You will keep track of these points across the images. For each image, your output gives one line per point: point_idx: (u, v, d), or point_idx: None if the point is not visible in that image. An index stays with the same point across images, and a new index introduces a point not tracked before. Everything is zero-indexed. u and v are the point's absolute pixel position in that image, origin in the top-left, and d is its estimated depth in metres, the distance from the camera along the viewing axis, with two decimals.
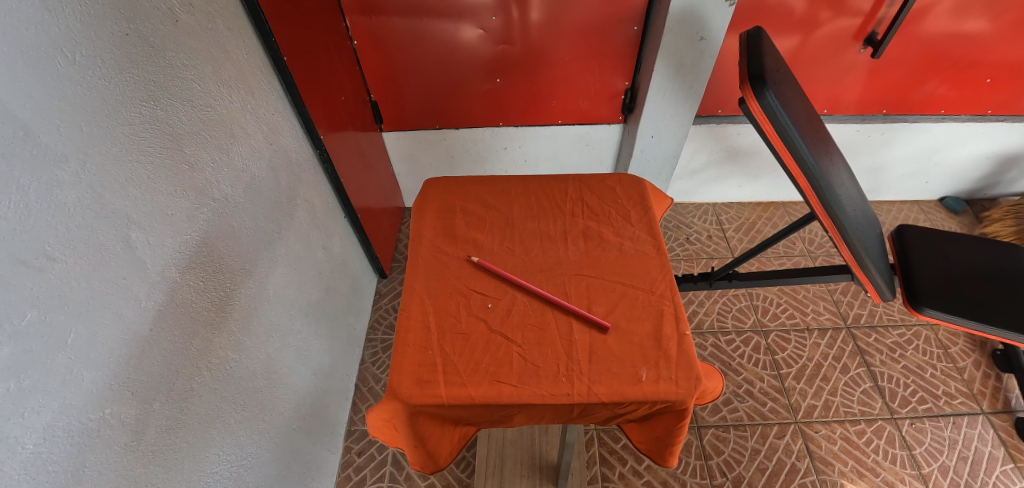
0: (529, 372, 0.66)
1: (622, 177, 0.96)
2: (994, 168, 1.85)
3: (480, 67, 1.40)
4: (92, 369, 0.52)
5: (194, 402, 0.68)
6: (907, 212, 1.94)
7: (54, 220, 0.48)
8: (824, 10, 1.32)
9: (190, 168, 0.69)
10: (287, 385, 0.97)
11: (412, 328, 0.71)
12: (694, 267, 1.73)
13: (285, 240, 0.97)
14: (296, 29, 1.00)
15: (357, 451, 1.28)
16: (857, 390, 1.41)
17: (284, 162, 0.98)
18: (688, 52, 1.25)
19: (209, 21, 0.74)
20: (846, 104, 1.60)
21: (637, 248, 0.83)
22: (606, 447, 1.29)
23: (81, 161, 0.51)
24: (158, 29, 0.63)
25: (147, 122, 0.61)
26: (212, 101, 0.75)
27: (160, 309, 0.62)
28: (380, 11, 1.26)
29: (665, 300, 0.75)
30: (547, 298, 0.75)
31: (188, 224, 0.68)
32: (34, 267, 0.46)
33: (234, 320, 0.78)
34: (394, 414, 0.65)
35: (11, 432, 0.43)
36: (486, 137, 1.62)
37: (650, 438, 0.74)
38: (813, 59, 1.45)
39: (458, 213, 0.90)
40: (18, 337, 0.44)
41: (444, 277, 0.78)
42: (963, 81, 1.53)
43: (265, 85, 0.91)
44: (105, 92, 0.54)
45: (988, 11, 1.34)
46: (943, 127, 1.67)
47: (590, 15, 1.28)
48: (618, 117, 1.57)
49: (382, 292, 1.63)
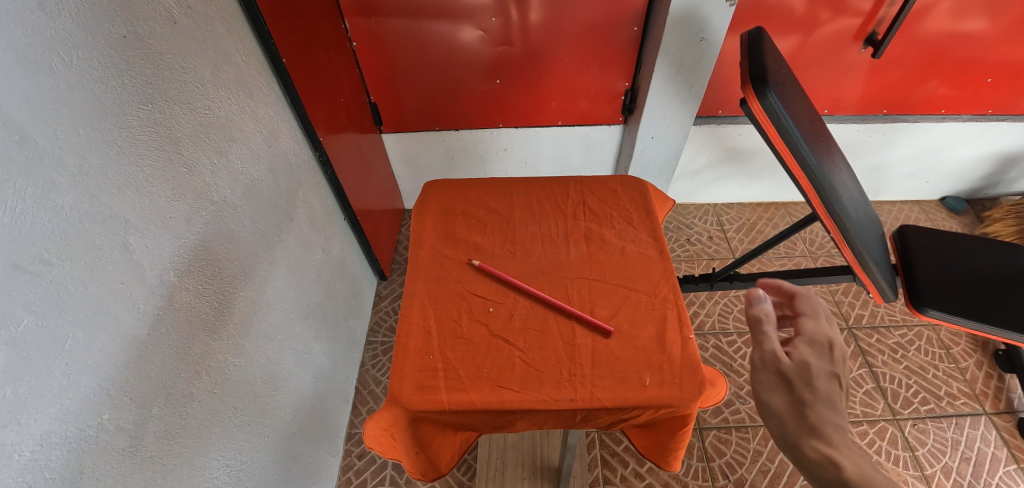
0: (532, 377, 0.66)
1: (623, 179, 0.96)
2: (995, 167, 1.85)
3: (480, 68, 1.40)
4: (91, 374, 0.51)
5: (193, 407, 0.67)
6: (907, 213, 1.94)
7: (52, 225, 0.48)
8: (824, 11, 1.32)
9: (188, 170, 0.68)
10: (286, 388, 0.96)
11: (414, 332, 0.71)
12: (694, 268, 1.73)
13: (284, 242, 0.97)
14: (295, 30, 1.00)
15: (357, 454, 1.27)
16: (858, 391, 1.41)
17: (283, 164, 0.97)
18: (688, 52, 1.25)
19: (207, 23, 0.74)
20: (847, 104, 1.60)
21: (640, 250, 0.83)
22: (606, 449, 1.29)
23: (79, 165, 0.51)
24: (157, 30, 0.63)
25: (146, 126, 0.61)
26: (211, 104, 0.74)
27: (159, 313, 0.61)
28: (379, 12, 1.25)
29: (668, 303, 0.74)
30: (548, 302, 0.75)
31: (186, 228, 0.67)
32: (31, 272, 0.45)
33: (233, 324, 0.78)
34: (393, 421, 0.64)
35: (9, 439, 0.43)
36: (486, 138, 1.62)
37: (652, 442, 0.74)
38: (814, 59, 1.45)
39: (459, 215, 0.89)
40: (14, 342, 0.44)
41: (446, 281, 0.78)
42: (963, 81, 1.53)
43: (264, 87, 0.91)
44: (104, 95, 0.54)
45: (988, 12, 1.34)
46: (943, 127, 1.67)
47: (590, 15, 1.27)
48: (618, 117, 1.56)
49: (382, 294, 1.62)
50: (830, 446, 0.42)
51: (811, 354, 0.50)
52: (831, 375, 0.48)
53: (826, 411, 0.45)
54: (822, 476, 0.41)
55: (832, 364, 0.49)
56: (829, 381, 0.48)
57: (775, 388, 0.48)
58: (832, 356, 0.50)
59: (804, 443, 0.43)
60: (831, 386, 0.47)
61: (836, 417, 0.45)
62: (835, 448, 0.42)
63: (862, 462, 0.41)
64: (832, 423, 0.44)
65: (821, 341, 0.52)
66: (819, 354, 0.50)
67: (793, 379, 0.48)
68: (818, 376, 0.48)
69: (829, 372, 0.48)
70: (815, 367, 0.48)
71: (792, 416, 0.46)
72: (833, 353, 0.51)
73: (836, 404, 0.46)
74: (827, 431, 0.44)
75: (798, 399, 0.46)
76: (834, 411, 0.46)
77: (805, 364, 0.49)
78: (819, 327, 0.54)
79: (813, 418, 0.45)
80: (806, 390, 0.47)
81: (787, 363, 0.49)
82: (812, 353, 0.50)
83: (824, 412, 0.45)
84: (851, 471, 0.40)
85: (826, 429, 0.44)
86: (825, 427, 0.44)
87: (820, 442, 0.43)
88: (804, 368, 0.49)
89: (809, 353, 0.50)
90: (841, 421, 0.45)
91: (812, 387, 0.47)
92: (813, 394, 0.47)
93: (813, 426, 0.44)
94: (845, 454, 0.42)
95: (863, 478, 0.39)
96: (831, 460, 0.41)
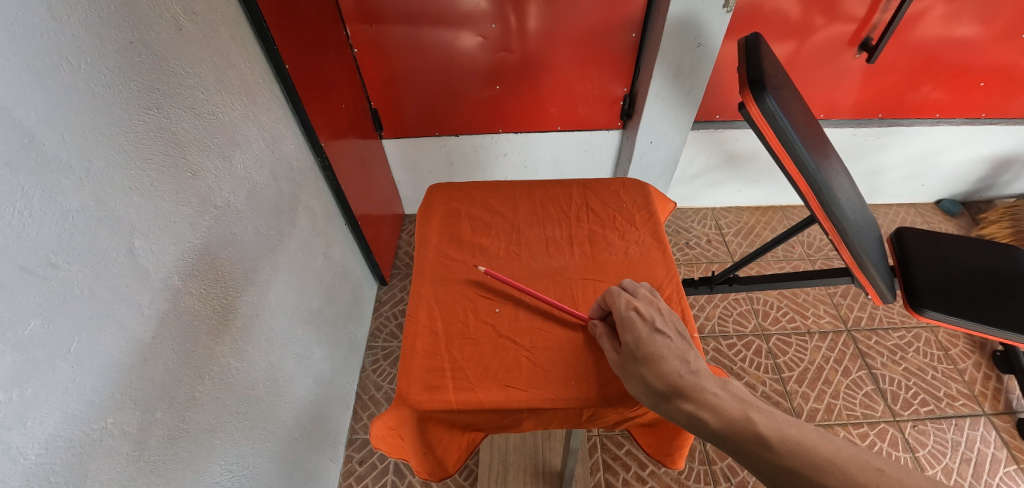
0: (538, 376, 0.66)
1: (625, 182, 0.97)
2: (988, 170, 1.87)
3: (479, 74, 1.41)
4: (96, 378, 0.51)
5: (196, 411, 0.67)
6: (903, 216, 1.96)
7: (57, 229, 0.48)
8: (818, 17, 1.34)
9: (193, 175, 0.68)
10: (287, 394, 0.95)
11: (420, 333, 0.71)
12: (693, 272, 1.73)
13: (285, 247, 0.97)
14: (296, 36, 1.01)
15: (358, 460, 1.27)
16: (858, 393, 1.41)
17: (286, 169, 0.98)
18: (685, 58, 1.26)
19: (211, 29, 0.74)
20: (842, 108, 1.61)
21: (643, 252, 0.83)
22: (609, 453, 1.28)
23: (85, 170, 0.51)
24: (163, 36, 0.64)
25: (152, 131, 0.61)
26: (215, 109, 0.75)
27: (163, 317, 0.61)
28: (380, 19, 1.26)
29: (672, 303, 0.75)
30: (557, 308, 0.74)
31: (190, 232, 0.67)
32: (39, 275, 0.46)
33: (235, 328, 0.77)
34: (401, 420, 0.64)
35: (14, 442, 0.43)
36: (487, 143, 1.63)
37: (656, 441, 0.74)
38: (809, 64, 1.46)
39: (463, 218, 0.90)
40: (19, 345, 0.44)
41: (451, 282, 0.79)
42: (956, 85, 1.55)
43: (267, 92, 0.91)
44: (110, 100, 0.55)
45: (980, 17, 1.36)
46: (938, 131, 1.69)
47: (588, 21, 1.29)
48: (616, 122, 1.57)
49: (382, 299, 1.62)
50: (688, 400, 0.51)
51: (628, 334, 0.59)
52: (646, 338, 0.58)
53: (664, 369, 0.54)
54: (696, 431, 0.50)
55: (644, 328, 0.59)
56: (649, 344, 0.57)
57: (629, 382, 0.58)
58: (637, 322, 0.60)
59: (670, 411, 0.53)
60: (652, 346, 0.56)
61: (671, 368, 0.54)
62: (693, 401, 0.51)
63: (710, 402, 0.51)
64: (672, 378, 0.53)
65: (625, 315, 0.61)
66: (629, 329, 0.60)
67: (630, 368, 0.58)
68: (636, 350, 0.57)
69: (645, 337, 0.58)
70: (633, 345, 0.58)
71: (648, 395, 0.55)
72: (641, 317, 0.60)
73: (666, 357, 0.55)
74: (679, 387, 0.53)
75: (642, 380, 0.56)
76: (666, 364, 0.55)
77: (627, 347, 0.59)
78: (617, 303, 0.63)
79: (659, 387, 0.54)
80: (640, 367, 0.56)
81: (619, 362, 0.60)
82: (626, 330, 0.60)
83: (661, 371, 0.54)
84: (710, 418, 0.49)
85: (677, 385, 0.53)
86: (671, 386, 0.53)
87: (682, 403, 0.52)
88: (629, 351, 0.58)
89: (624, 335, 0.60)
90: (675, 368, 0.54)
91: (643, 363, 0.56)
92: (646, 368, 0.56)
93: (663, 395, 0.53)
94: (701, 402, 0.51)
95: (720, 416, 0.49)
96: (694, 417, 0.50)
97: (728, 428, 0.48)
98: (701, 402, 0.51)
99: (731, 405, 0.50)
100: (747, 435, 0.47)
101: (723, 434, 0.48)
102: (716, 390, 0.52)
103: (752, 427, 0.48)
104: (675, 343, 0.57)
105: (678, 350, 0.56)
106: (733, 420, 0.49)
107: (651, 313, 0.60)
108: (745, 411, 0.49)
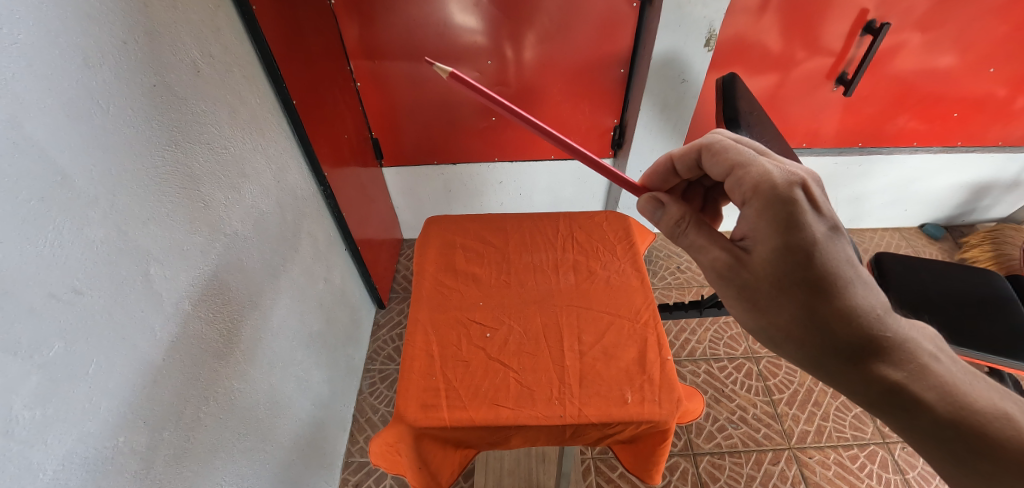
0: (525, 396, 0.70)
1: (609, 214, 1.02)
2: (968, 196, 1.94)
3: (476, 107, 1.48)
4: (111, 398, 0.54)
5: (201, 431, 0.70)
6: (888, 240, 2.02)
7: (85, 257, 0.52)
8: (799, 50, 1.41)
9: (205, 206, 0.73)
10: (287, 415, 0.98)
11: (418, 355, 0.75)
12: (685, 296, 1.77)
13: (289, 272, 1.01)
14: (303, 71, 1.07)
15: (354, 482, 1.27)
16: (847, 414, 1.44)
17: (291, 198, 1.03)
18: (671, 92, 1.36)
19: (226, 69, 0.80)
20: (824, 137, 1.68)
21: (623, 280, 0.88)
22: (603, 476, 1.30)
23: (109, 203, 0.55)
24: (183, 78, 0.69)
25: (169, 165, 0.66)
26: (227, 143, 0.80)
27: (174, 340, 0.65)
28: (380, 55, 1.33)
29: (649, 328, 0.79)
30: (568, 148, 0.67)
31: (201, 259, 0.71)
32: (64, 301, 0.49)
33: (239, 352, 0.81)
34: (399, 436, 0.68)
35: (34, 458, 0.46)
36: (483, 171, 1.69)
37: (636, 459, 0.77)
38: (792, 96, 1.54)
39: (458, 249, 0.94)
40: (43, 366, 0.47)
41: (446, 308, 0.83)
42: (932, 115, 1.63)
43: (274, 125, 0.97)
44: (135, 139, 0.59)
45: (954, 48, 1.43)
46: (915, 158, 1.77)
47: (580, 56, 1.36)
48: (607, 151, 1.64)
49: (381, 323, 1.65)
50: (897, 369, 0.52)
51: (800, 239, 0.53)
52: (822, 247, 0.53)
53: (848, 307, 0.53)
54: (903, 400, 0.50)
55: (817, 232, 0.53)
56: (823, 260, 0.53)
57: (783, 303, 0.55)
58: (806, 220, 0.53)
59: (862, 370, 0.52)
60: (830, 267, 0.53)
61: (863, 316, 0.53)
62: (904, 372, 0.51)
63: (924, 378, 0.51)
64: (862, 325, 0.53)
65: (794, 202, 0.53)
66: (795, 233, 0.53)
67: (796, 289, 0.53)
68: (809, 269, 0.53)
69: (818, 247, 0.53)
70: (803, 257, 0.52)
71: (820, 333, 0.54)
72: (813, 212, 0.53)
73: (849, 290, 0.53)
74: (883, 349, 0.52)
75: (812, 311, 0.53)
76: (852, 305, 0.53)
77: (796, 254, 0.53)
78: (776, 182, 0.54)
79: (842, 334, 0.53)
80: (814, 295, 0.53)
81: (771, 273, 0.55)
82: (790, 231, 0.53)
83: (845, 312, 0.53)
84: (934, 400, 0.49)
85: (876, 343, 0.52)
86: (865, 341, 0.52)
87: (885, 368, 0.52)
88: (794, 262, 0.53)
89: (788, 237, 0.53)
90: (864, 313, 0.53)
91: (817, 290, 0.53)
92: (824, 299, 0.53)
93: (849, 347, 0.53)
94: (915, 377, 0.51)
95: (949, 402, 0.49)
96: (910, 393, 0.50)
97: (961, 415, 0.48)
98: (912, 374, 0.51)
99: (970, 391, 0.49)
100: (1002, 436, 0.45)
101: (951, 420, 0.48)
102: (933, 368, 0.52)
103: (1014, 431, 0.45)
104: (850, 262, 0.54)
105: (860, 281, 0.54)
106: (971, 412, 0.48)
107: (824, 206, 0.54)
108: (994, 403, 0.48)
